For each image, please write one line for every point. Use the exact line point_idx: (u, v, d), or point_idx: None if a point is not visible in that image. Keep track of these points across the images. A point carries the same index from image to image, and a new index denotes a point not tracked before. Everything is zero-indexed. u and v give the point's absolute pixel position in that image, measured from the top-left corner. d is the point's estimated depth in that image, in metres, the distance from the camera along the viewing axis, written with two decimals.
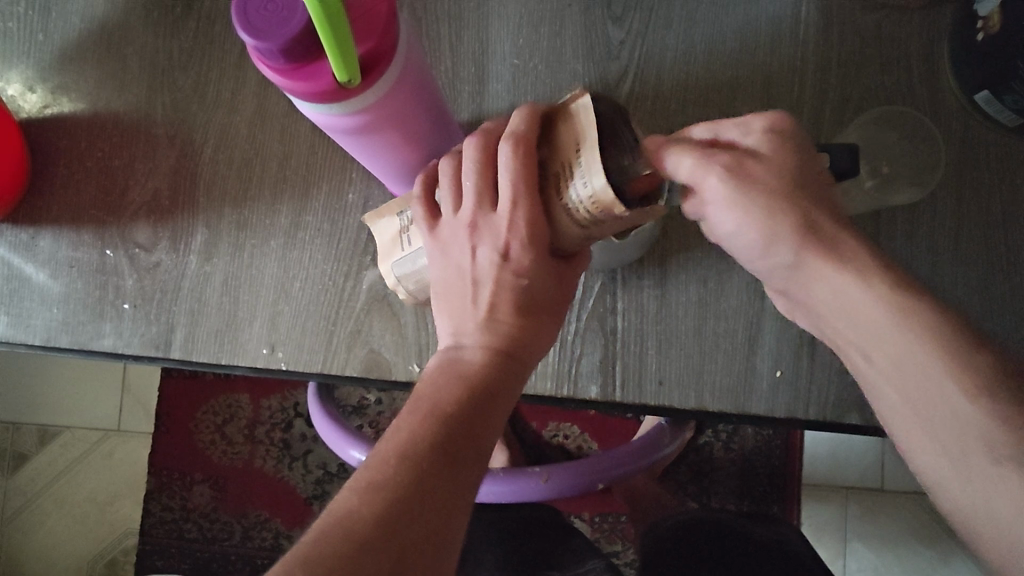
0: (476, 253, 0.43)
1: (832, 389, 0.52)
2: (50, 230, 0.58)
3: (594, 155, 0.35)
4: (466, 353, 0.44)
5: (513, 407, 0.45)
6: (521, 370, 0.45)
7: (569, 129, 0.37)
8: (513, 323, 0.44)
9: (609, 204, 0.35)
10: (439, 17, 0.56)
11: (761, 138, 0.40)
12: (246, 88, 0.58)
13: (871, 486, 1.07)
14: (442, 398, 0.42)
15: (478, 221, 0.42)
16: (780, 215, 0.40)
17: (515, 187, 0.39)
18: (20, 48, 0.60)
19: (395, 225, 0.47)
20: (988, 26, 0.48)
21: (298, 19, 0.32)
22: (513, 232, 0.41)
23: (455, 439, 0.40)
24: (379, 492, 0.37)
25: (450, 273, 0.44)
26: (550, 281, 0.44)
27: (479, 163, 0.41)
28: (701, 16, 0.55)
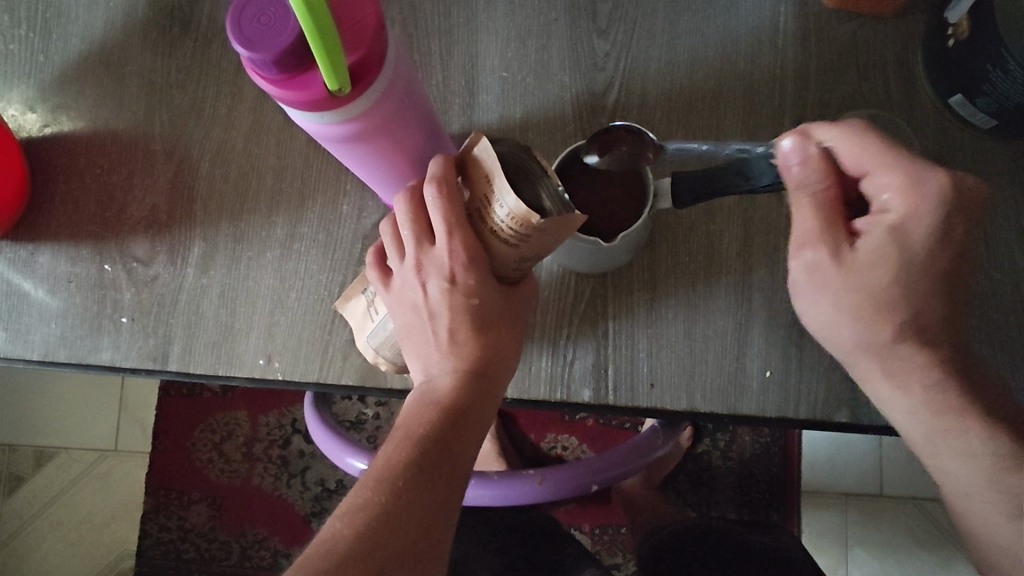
0: (427, 287, 0.45)
1: (822, 388, 0.53)
2: (49, 246, 0.59)
3: (500, 176, 0.36)
4: (436, 381, 0.45)
5: (489, 422, 0.46)
6: (493, 387, 0.46)
7: (476, 164, 0.39)
8: (473, 342, 0.45)
9: (525, 217, 0.36)
10: (430, 32, 0.58)
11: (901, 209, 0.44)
12: (243, 105, 0.60)
13: (870, 491, 1.07)
14: (415, 423, 0.44)
15: (423, 260, 0.44)
16: (878, 303, 0.44)
17: (447, 223, 0.41)
18: (21, 69, 0.62)
19: (362, 302, 0.51)
20: (957, 32, 0.50)
21: (290, 31, 0.33)
22: (456, 261, 0.42)
23: (428, 459, 0.42)
24: (361, 513, 0.40)
25: (407, 314, 0.46)
26: (499, 297, 0.45)
27: (410, 214, 0.44)
28: (683, 27, 0.57)
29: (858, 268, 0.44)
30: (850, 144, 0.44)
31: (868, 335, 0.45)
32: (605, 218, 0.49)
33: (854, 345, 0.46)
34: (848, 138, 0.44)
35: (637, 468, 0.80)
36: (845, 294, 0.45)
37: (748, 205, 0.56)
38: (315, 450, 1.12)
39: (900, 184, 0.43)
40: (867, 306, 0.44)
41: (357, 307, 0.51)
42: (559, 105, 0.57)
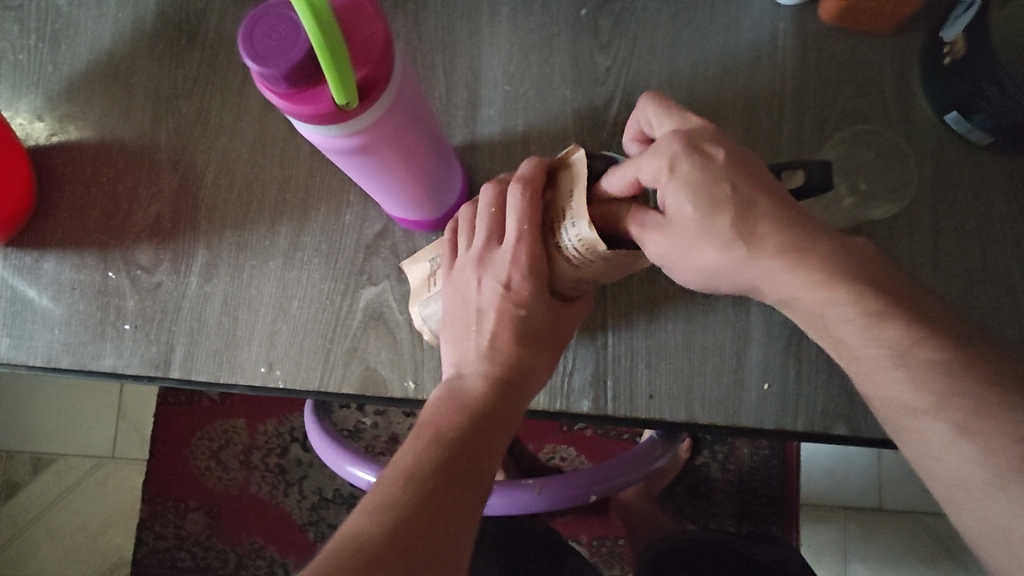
0: (482, 284, 0.47)
1: (819, 400, 0.53)
2: (54, 253, 0.60)
3: (579, 203, 0.40)
4: (466, 380, 0.46)
5: (514, 432, 0.47)
6: (521, 397, 0.47)
7: (571, 175, 0.42)
8: (513, 351, 0.47)
9: (593, 244, 0.40)
10: (434, 46, 0.59)
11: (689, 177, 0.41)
12: (248, 116, 0.60)
13: (870, 506, 1.07)
14: (444, 424, 0.44)
15: (485, 258, 0.47)
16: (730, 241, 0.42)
17: (522, 223, 0.44)
18: (29, 79, 0.63)
19: (426, 269, 0.54)
20: (953, 51, 0.51)
21: (299, 47, 0.34)
22: (516, 264, 0.45)
23: (457, 460, 0.42)
24: (388, 512, 0.39)
25: (457, 303, 0.48)
26: (546, 312, 0.47)
27: (491, 210, 0.47)
28: (683, 42, 0.58)
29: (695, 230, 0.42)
30: (615, 174, 0.42)
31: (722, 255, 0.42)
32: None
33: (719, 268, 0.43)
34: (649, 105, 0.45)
35: (638, 477, 0.80)
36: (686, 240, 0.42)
37: None
38: (313, 459, 1.12)
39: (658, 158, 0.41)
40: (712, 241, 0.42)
41: (420, 272, 0.54)
42: (561, 119, 0.58)
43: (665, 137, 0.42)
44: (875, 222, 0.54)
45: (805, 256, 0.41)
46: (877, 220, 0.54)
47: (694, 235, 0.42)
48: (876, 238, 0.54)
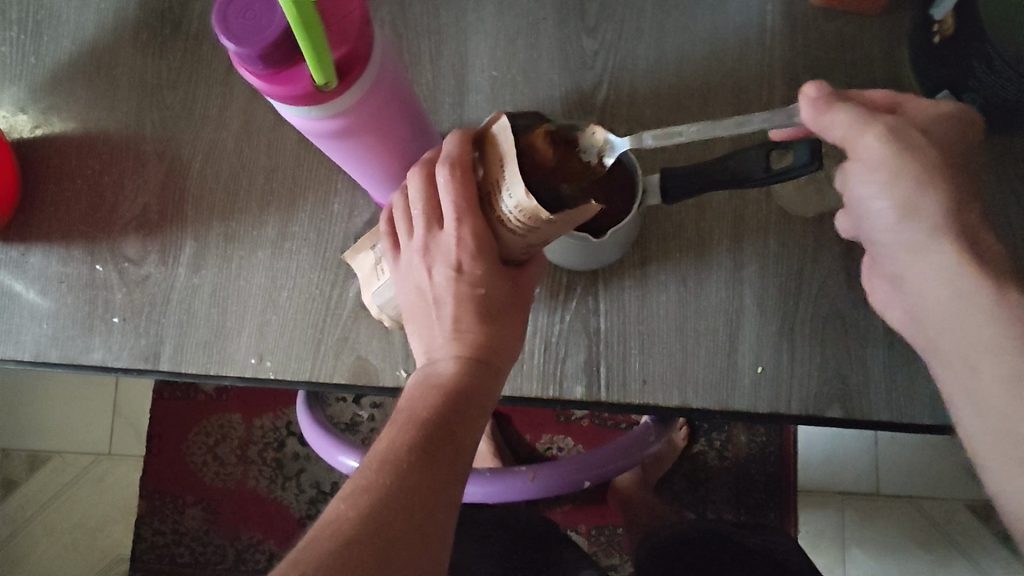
0: (433, 272, 0.45)
1: (812, 383, 0.53)
2: (40, 247, 0.59)
3: (513, 167, 0.37)
4: (438, 365, 0.46)
5: (493, 408, 0.46)
6: (496, 374, 0.46)
7: (496, 148, 0.39)
8: (477, 330, 0.45)
9: (534, 210, 0.37)
10: (420, 32, 0.59)
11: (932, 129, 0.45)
12: (233, 105, 0.60)
13: (866, 491, 1.07)
14: (420, 406, 0.44)
15: (430, 245, 0.45)
16: (928, 183, 0.44)
17: (458, 206, 0.41)
18: (12, 72, 0.62)
19: (370, 258, 0.52)
20: (943, 29, 0.51)
21: (276, 26, 0.33)
22: (462, 246, 0.43)
23: (435, 441, 0.42)
24: (365, 495, 0.40)
25: (413, 294, 0.47)
26: (505, 286, 0.45)
27: (422, 194, 0.44)
28: (670, 25, 0.58)
29: (908, 158, 0.44)
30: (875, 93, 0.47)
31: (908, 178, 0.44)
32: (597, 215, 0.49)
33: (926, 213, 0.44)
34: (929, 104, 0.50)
35: (633, 462, 0.81)
36: (907, 158, 0.44)
37: (737, 202, 0.56)
38: (309, 453, 1.12)
39: (926, 106, 0.46)
40: (922, 178, 0.44)
41: (362, 263, 0.53)
42: (549, 104, 0.57)
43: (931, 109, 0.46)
44: None
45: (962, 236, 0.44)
46: None
47: (912, 161, 0.44)
48: None
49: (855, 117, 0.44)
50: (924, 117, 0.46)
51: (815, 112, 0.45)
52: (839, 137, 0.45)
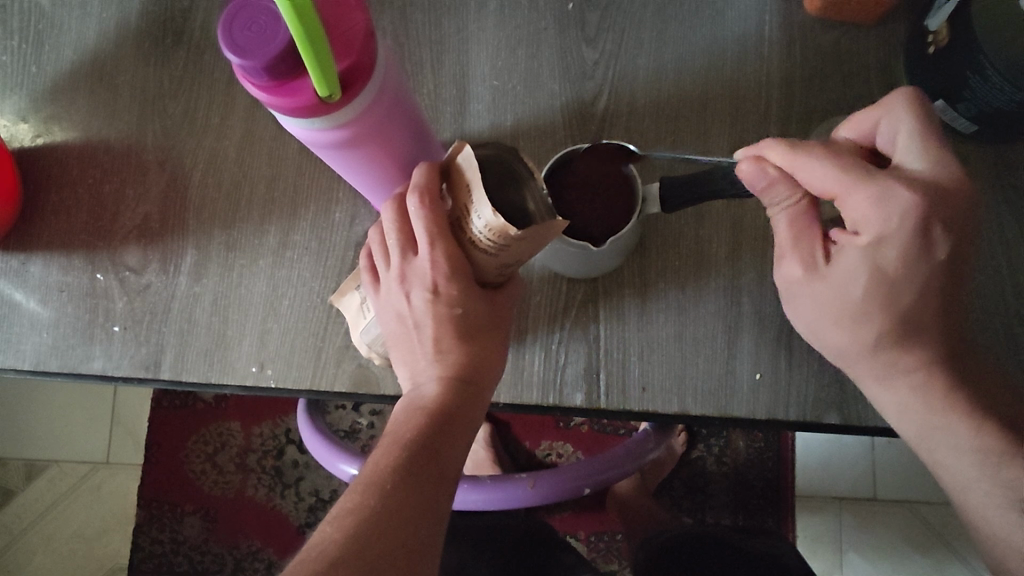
0: (411, 297, 0.46)
1: (811, 389, 0.53)
2: (41, 256, 0.59)
3: (477, 188, 0.36)
4: (423, 388, 0.47)
5: (479, 425, 0.48)
6: (480, 392, 0.48)
7: (460, 173, 0.38)
8: (458, 350, 0.47)
9: (502, 229, 0.36)
10: (421, 42, 0.59)
11: (868, 243, 0.44)
12: (235, 115, 0.60)
13: (864, 496, 1.07)
14: (404, 428, 0.45)
15: (407, 271, 0.46)
16: (841, 319, 0.46)
17: (430, 233, 0.42)
18: (13, 81, 0.62)
19: (356, 299, 0.52)
20: (937, 40, 0.52)
21: (281, 38, 0.34)
22: (438, 270, 0.43)
23: (419, 460, 0.44)
24: (351, 517, 0.41)
25: (393, 321, 0.48)
26: (482, 305, 0.46)
27: (396, 225, 0.45)
28: (669, 36, 0.58)
29: (835, 266, 0.46)
30: (829, 167, 0.44)
31: (829, 278, 0.46)
32: (597, 223, 0.49)
33: (834, 342, 0.48)
34: (911, 121, 0.45)
35: (632, 470, 0.80)
36: (817, 295, 0.47)
37: (735, 210, 0.56)
38: (309, 460, 1.12)
39: (871, 193, 0.43)
40: (839, 314, 0.46)
41: (351, 302, 0.53)
42: (549, 113, 0.57)
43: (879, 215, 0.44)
44: None
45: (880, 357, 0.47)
46: None
47: (825, 298, 0.47)
48: None
49: (787, 232, 0.48)
50: (861, 218, 0.44)
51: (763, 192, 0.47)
52: (779, 244, 0.49)
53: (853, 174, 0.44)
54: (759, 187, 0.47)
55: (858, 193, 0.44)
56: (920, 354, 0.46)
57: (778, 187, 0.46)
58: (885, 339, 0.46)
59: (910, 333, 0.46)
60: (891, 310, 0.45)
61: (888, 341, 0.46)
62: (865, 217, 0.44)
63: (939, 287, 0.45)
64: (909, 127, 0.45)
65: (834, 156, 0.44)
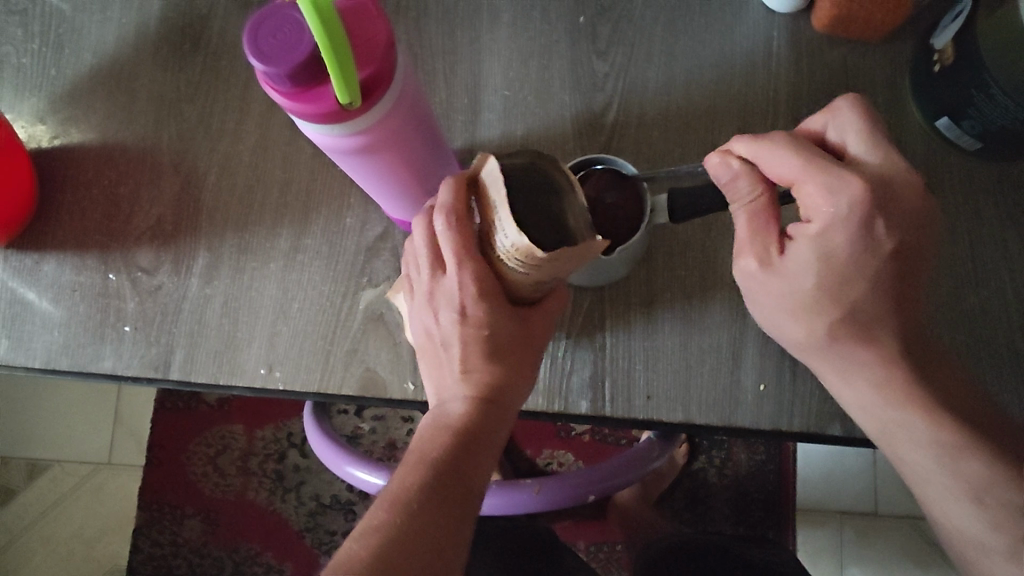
0: (441, 315, 0.47)
1: (815, 401, 0.54)
2: (55, 256, 0.60)
3: (503, 206, 0.36)
4: (448, 406, 0.48)
5: (502, 445, 0.49)
6: (504, 412, 0.48)
7: (484, 191, 0.38)
8: (485, 369, 0.47)
9: (528, 250, 0.36)
10: (435, 52, 0.60)
11: (825, 233, 0.46)
12: (250, 119, 0.61)
13: (865, 510, 1.07)
14: (430, 447, 0.46)
15: (436, 290, 0.46)
16: (801, 311, 0.48)
17: (457, 251, 0.42)
18: (32, 83, 0.63)
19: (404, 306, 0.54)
20: (943, 58, 0.53)
21: (305, 46, 0.34)
22: (467, 290, 0.43)
23: (445, 481, 0.45)
24: (377, 534, 0.42)
25: (425, 336, 0.49)
26: (511, 326, 0.46)
27: (426, 243, 0.45)
28: (679, 50, 0.59)
29: (794, 256, 0.48)
30: (789, 158, 0.46)
31: (788, 271, 0.48)
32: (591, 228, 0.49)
33: (798, 335, 0.49)
34: (855, 122, 0.48)
35: (635, 478, 0.81)
36: (779, 287, 0.49)
37: None
38: (310, 465, 1.12)
39: (828, 183, 0.45)
40: (800, 304, 0.48)
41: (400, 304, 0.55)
42: (560, 124, 0.58)
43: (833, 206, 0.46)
44: None
45: (841, 346, 0.49)
46: None
47: (787, 290, 0.48)
48: None
49: (747, 226, 0.49)
50: (816, 207, 0.46)
51: (727, 186, 0.48)
52: (740, 239, 0.50)
53: (812, 163, 0.46)
54: (724, 182, 0.48)
55: (812, 182, 0.46)
56: (876, 348, 0.48)
57: (739, 181, 0.48)
58: (841, 329, 0.48)
59: (863, 328, 0.48)
60: (850, 298, 0.47)
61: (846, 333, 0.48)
62: (816, 206, 0.46)
63: (890, 280, 0.47)
64: (853, 125, 0.48)
65: (795, 147, 0.46)
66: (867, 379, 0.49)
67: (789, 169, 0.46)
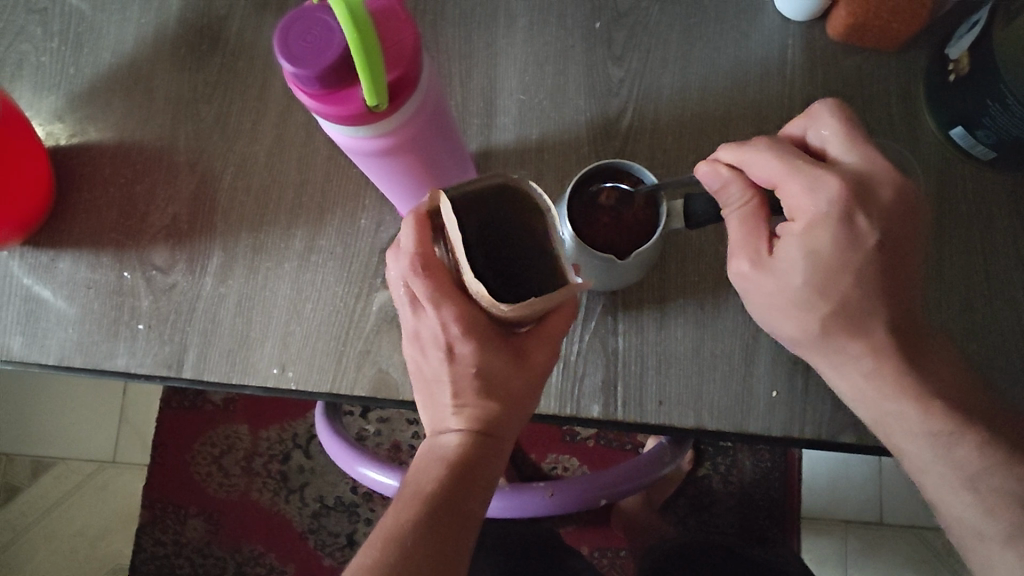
0: (429, 351, 0.46)
1: (827, 408, 0.54)
2: (70, 253, 0.60)
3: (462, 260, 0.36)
4: (442, 439, 0.47)
5: (500, 474, 0.48)
6: (500, 444, 0.47)
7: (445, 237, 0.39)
8: (477, 403, 0.46)
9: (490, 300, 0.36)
10: (452, 56, 0.60)
11: (813, 230, 0.46)
12: (266, 120, 0.61)
13: (870, 520, 1.07)
14: (423, 480, 0.46)
15: (420, 328, 0.46)
16: (795, 309, 0.48)
17: (432, 295, 0.42)
18: (51, 81, 0.64)
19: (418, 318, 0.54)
20: (959, 68, 0.53)
21: (336, 48, 0.35)
22: (446, 330, 0.44)
23: (438, 514, 0.45)
24: (372, 572, 0.43)
25: (417, 369, 0.49)
26: (500, 360, 0.45)
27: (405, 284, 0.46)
28: (694, 56, 0.60)
29: (785, 255, 0.47)
30: (772, 160, 0.47)
31: (779, 271, 0.48)
32: (597, 227, 0.50)
33: (794, 334, 0.49)
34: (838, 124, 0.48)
35: (644, 485, 0.80)
36: (772, 287, 0.48)
37: None
38: (315, 466, 1.12)
39: (810, 181, 0.46)
40: (794, 303, 0.48)
41: None
42: (575, 128, 0.59)
43: (817, 203, 0.46)
44: None
45: (836, 345, 0.48)
46: None
47: (780, 290, 0.48)
48: None
49: (739, 229, 0.49)
50: (800, 206, 0.47)
51: (718, 191, 0.50)
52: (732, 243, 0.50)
53: (794, 163, 0.47)
54: (714, 188, 0.50)
55: (795, 182, 0.47)
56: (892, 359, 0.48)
57: (729, 185, 0.49)
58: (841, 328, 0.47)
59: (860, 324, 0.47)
60: (844, 295, 0.47)
61: (841, 330, 0.47)
62: (801, 204, 0.47)
63: (884, 276, 0.47)
64: (836, 128, 0.48)
65: (778, 150, 0.48)
66: (860, 372, 0.48)
67: (772, 171, 0.48)
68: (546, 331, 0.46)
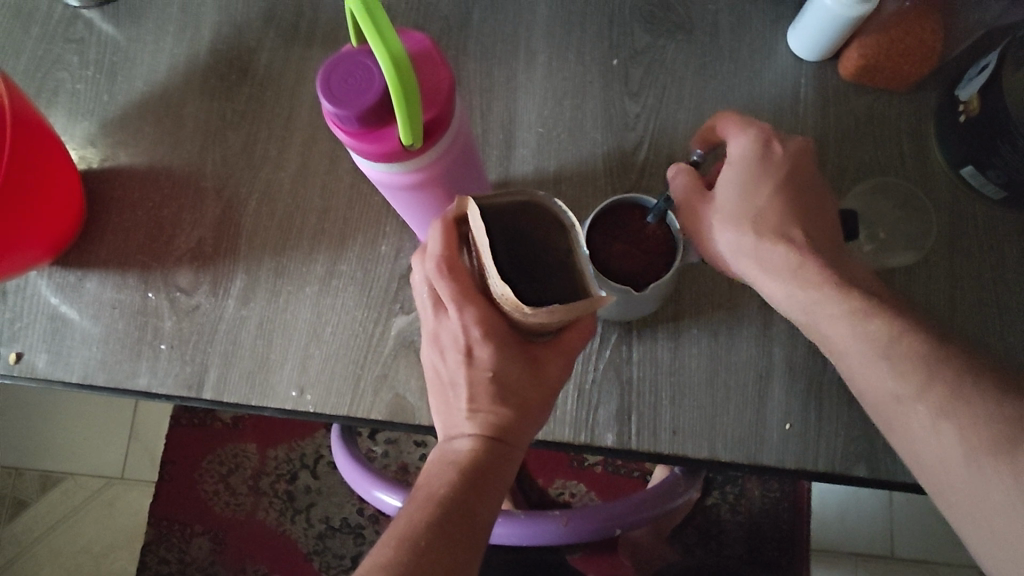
0: (448, 354, 0.48)
1: (840, 441, 0.54)
2: (97, 274, 0.62)
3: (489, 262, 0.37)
4: (456, 443, 0.48)
5: (510, 483, 0.48)
6: (512, 451, 0.48)
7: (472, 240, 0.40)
8: (492, 409, 0.47)
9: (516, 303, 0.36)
10: (473, 89, 0.62)
11: (759, 155, 0.50)
12: (291, 148, 0.63)
13: (880, 553, 1.06)
14: (437, 483, 0.46)
15: (441, 331, 0.48)
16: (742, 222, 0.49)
17: (456, 297, 0.44)
18: (85, 108, 0.66)
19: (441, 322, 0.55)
20: (968, 109, 0.54)
21: (376, 91, 0.36)
22: (466, 332, 0.45)
23: (450, 517, 0.45)
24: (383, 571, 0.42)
25: (434, 372, 0.50)
26: (518, 366, 0.46)
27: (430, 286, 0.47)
28: (709, 93, 0.61)
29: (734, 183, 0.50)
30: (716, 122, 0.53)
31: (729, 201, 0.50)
32: (611, 255, 0.51)
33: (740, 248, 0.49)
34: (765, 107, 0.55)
35: (657, 515, 0.80)
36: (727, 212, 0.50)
37: None
38: (322, 487, 1.12)
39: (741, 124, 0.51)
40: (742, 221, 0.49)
41: None
42: (592, 161, 0.60)
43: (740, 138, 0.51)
44: (895, 268, 0.56)
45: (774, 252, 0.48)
46: (896, 267, 0.56)
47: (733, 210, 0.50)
48: (895, 284, 0.56)
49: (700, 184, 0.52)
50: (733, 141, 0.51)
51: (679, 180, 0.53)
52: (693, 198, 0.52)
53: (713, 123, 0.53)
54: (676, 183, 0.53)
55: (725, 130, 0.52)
56: None
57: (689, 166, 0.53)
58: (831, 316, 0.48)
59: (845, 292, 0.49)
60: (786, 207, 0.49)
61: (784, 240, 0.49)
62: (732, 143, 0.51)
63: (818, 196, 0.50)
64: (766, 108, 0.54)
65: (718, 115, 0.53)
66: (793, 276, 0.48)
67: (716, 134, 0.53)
68: (564, 343, 0.47)
